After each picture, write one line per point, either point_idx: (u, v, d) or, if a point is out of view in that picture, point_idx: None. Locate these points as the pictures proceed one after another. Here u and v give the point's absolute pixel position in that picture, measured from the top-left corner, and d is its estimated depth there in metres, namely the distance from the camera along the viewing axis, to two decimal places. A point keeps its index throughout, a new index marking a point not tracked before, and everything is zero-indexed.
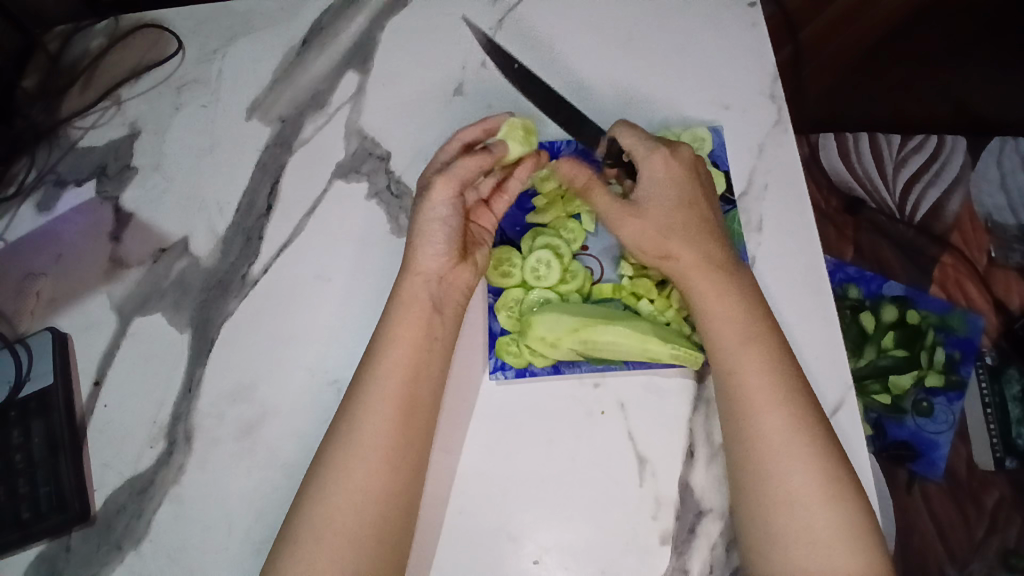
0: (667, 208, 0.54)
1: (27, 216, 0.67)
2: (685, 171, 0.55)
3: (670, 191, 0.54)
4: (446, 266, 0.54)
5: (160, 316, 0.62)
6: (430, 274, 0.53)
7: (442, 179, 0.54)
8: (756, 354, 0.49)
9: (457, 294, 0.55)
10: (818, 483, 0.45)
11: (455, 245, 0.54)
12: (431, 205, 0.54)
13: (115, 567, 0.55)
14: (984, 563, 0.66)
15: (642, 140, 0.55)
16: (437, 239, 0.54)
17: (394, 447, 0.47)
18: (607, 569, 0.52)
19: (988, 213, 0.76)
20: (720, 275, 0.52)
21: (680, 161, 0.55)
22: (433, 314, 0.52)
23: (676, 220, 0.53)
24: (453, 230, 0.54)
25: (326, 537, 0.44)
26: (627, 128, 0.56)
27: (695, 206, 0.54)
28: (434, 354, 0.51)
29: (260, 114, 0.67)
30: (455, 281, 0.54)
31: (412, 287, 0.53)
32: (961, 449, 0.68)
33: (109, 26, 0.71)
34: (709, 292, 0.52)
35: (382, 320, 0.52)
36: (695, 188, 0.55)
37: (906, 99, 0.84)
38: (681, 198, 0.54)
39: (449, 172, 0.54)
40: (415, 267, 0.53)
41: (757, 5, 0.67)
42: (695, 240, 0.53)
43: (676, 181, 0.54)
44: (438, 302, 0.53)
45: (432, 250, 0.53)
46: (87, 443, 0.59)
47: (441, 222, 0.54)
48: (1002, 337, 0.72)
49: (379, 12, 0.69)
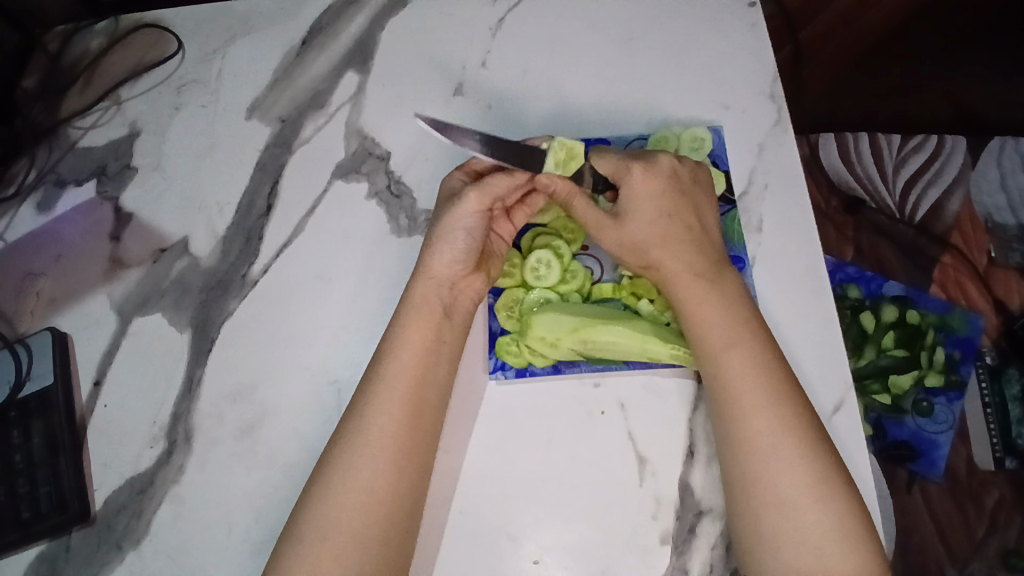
0: (645, 222, 0.54)
1: (27, 216, 0.67)
2: (663, 182, 0.54)
3: (649, 203, 0.54)
4: (459, 274, 0.54)
5: (160, 316, 0.62)
6: (444, 279, 0.53)
7: (476, 193, 0.53)
8: (744, 355, 0.49)
9: (467, 301, 0.55)
10: (809, 484, 0.45)
11: (472, 255, 0.54)
12: (459, 215, 0.54)
13: (115, 567, 0.55)
14: (984, 563, 0.66)
15: (618, 161, 0.56)
16: (457, 247, 0.54)
17: (395, 448, 0.47)
18: (606, 569, 0.52)
19: (988, 213, 0.75)
20: (702, 283, 0.52)
21: (658, 173, 0.54)
22: (443, 323, 0.52)
23: (656, 234, 0.54)
24: (473, 241, 0.54)
25: (330, 537, 0.44)
26: (602, 154, 0.57)
27: (677, 217, 0.54)
28: (441, 357, 0.51)
29: (260, 114, 0.67)
30: (466, 289, 0.55)
31: (424, 290, 0.53)
32: (961, 449, 0.68)
33: (109, 26, 0.71)
34: (692, 299, 0.52)
35: (388, 324, 0.52)
36: (679, 198, 0.54)
37: (905, 100, 0.85)
38: (662, 210, 0.54)
39: (485, 188, 0.54)
40: (428, 271, 0.53)
41: (757, 5, 0.67)
42: (677, 250, 0.53)
43: (654, 192, 0.54)
44: (448, 308, 0.53)
45: (450, 256, 0.53)
46: (87, 443, 0.59)
47: (466, 231, 0.54)
48: (1002, 337, 0.71)
49: (379, 11, 0.69)
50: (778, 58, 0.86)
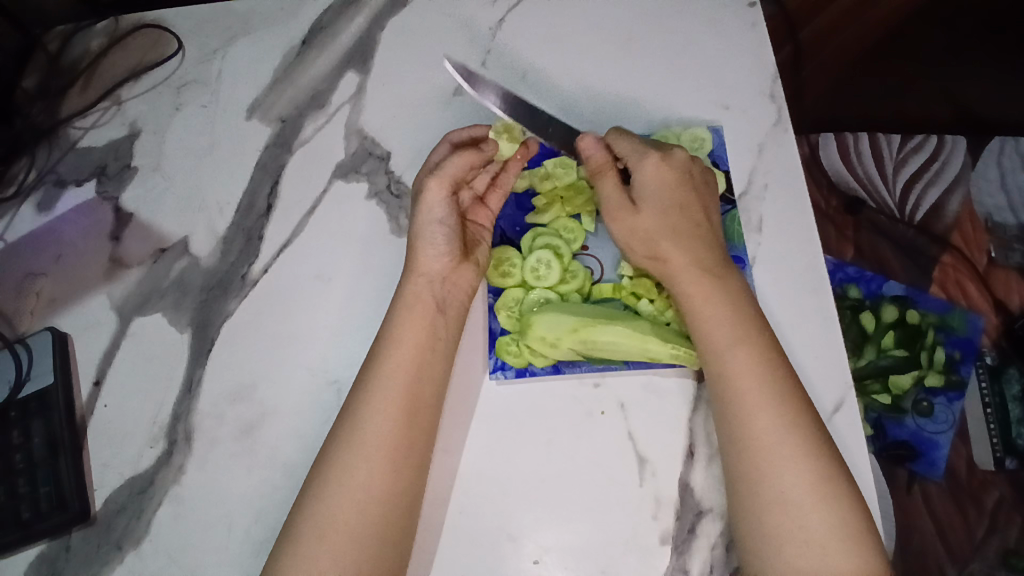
0: (656, 213, 0.54)
1: (27, 216, 0.67)
2: (675, 176, 0.55)
3: (660, 193, 0.54)
4: (447, 266, 0.54)
5: (160, 316, 0.62)
6: (431, 274, 0.54)
7: (435, 180, 0.55)
8: (746, 353, 0.49)
9: (460, 294, 0.55)
10: (809, 482, 0.45)
11: (453, 244, 0.55)
12: (427, 209, 0.55)
13: (115, 567, 0.55)
14: (984, 563, 0.66)
15: (635, 145, 0.56)
16: (436, 241, 0.54)
17: (394, 448, 0.47)
18: (606, 569, 0.52)
19: (988, 213, 0.75)
20: (706, 280, 0.52)
21: (672, 166, 0.55)
22: (436, 317, 0.52)
23: (666, 224, 0.54)
24: (449, 230, 0.55)
25: (329, 536, 0.44)
26: (622, 136, 0.57)
27: (686, 211, 0.54)
28: (437, 355, 0.51)
29: (260, 114, 0.67)
30: (457, 281, 0.55)
31: (413, 289, 0.53)
32: (962, 449, 0.68)
33: (109, 26, 0.72)
34: (698, 296, 0.51)
35: (383, 324, 0.53)
36: (687, 194, 0.55)
37: (905, 100, 0.85)
38: (673, 203, 0.54)
39: (441, 173, 0.55)
40: (415, 267, 0.54)
41: (757, 4, 0.67)
42: (684, 244, 0.53)
43: (666, 183, 0.54)
44: (441, 302, 0.53)
45: (432, 251, 0.54)
46: (87, 443, 0.59)
47: (439, 223, 0.55)
48: (1002, 336, 0.71)
49: (379, 12, 0.69)
50: (778, 57, 0.86)
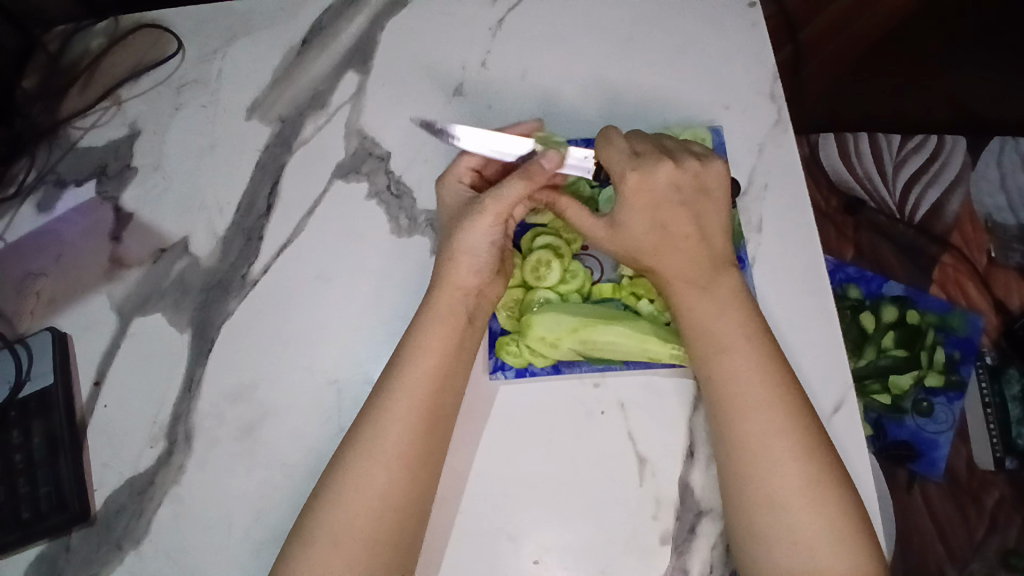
0: (636, 232, 0.54)
1: (27, 216, 0.67)
2: (659, 193, 0.53)
3: (637, 213, 0.53)
4: (483, 283, 0.54)
5: (160, 316, 0.62)
6: (470, 288, 0.53)
7: (495, 206, 0.53)
8: (741, 358, 0.49)
9: (489, 307, 0.55)
10: (801, 485, 0.45)
11: (493, 264, 0.54)
12: (479, 231, 0.53)
13: (115, 567, 0.55)
14: (984, 563, 0.66)
15: (617, 162, 0.54)
16: (480, 261, 0.53)
17: (407, 454, 0.47)
18: (606, 569, 0.52)
19: (988, 213, 0.75)
20: (694, 289, 0.52)
21: (653, 186, 0.53)
22: (467, 327, 0.52)
23: (646, 243, 0.53)
24: (494, 251, 0.54)
25: (339, 540, 0.45)
26: (607, 147, 0.55)
27: (672, 228, 0.53)
28: (461, 361, 0.51)
29: (260, 114, 0.67)
30: (489, 295, 0.55)
31: (448, 300, 0.52)
32: (961, 449, 0.68)
33: (109, 26, 0.71)
34: (686, 306, 0.52)
35: (406, 331, 0.52)
36: (676, 209, 0.53)
37: (904, 101, 0.85)
38: (655, 221, 0.53)
39: (501, 199, 0.53)
40: (453, 280, 0.52)
41: (757, 5, 0.67)
42: (671, 258, 0.53)
43: (646, 206, 0.53)
44: (472, 313, 0.53)
45: (472, 268, 0.53)
46: (87, 443, 0.59)
47: (489, 245, 0.54)
48: (1001, 337, 0.71)
49: (379, 11, 0.69)
50: (779, 57, 0.87)
